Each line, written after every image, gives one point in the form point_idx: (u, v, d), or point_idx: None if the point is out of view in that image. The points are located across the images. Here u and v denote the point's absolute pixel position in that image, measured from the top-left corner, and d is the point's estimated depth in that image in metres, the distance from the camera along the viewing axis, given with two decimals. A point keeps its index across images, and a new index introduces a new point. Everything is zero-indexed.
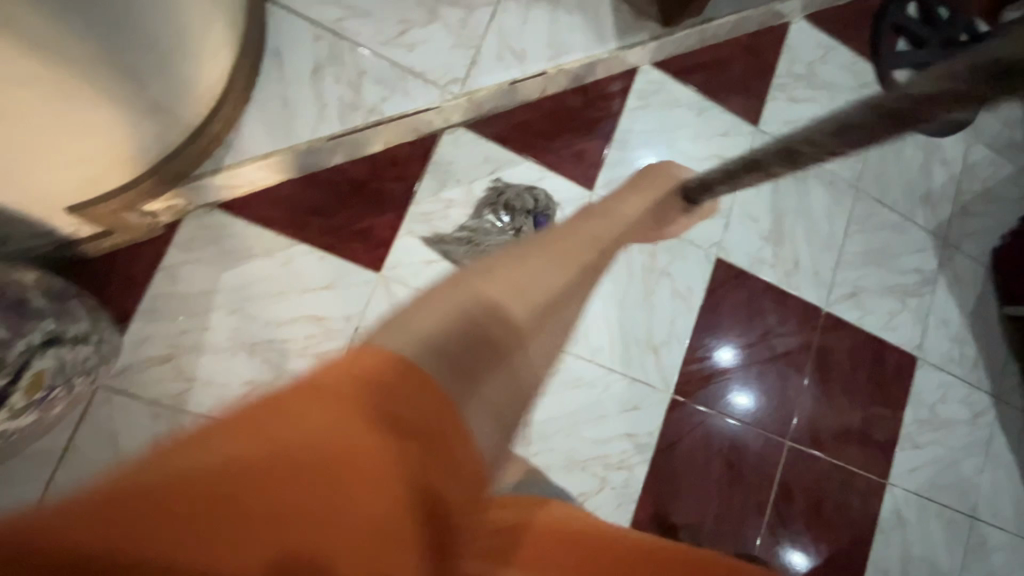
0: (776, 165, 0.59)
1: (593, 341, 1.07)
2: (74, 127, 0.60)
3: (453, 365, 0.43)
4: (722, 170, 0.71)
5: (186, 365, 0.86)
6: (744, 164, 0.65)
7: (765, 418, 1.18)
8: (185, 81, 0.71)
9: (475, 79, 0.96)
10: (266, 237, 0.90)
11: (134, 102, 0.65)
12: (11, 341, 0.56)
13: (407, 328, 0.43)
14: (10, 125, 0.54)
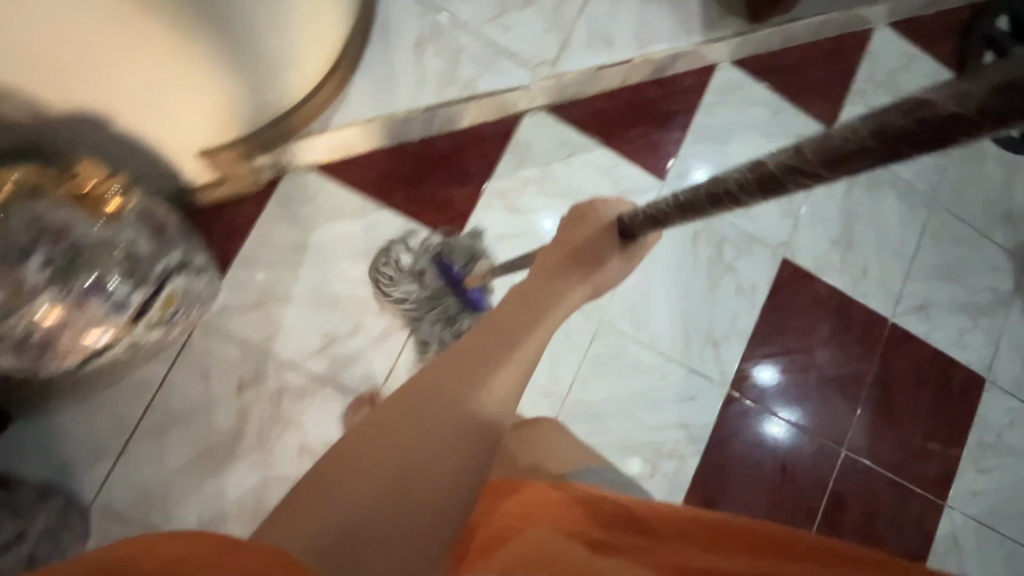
0: (750, 197, 0.50)
1: (654, 329, 1.08)
2: (216, 56, 0.65)
3: (340, 556, 0.38)
4: (679, 203, 0.59)
5: (275, 313, 0.92)
6: (711, 194, 0.54)
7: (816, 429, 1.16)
8: (309, 32, 0.75)
9: (564, 64, 0.99)
10: (356, 200, 0.95)
11: (268, 41, 0.69)
12: (156, 256, 0.59)
13: (299, 526, 0.40)
14: (165, 38, 0.59)
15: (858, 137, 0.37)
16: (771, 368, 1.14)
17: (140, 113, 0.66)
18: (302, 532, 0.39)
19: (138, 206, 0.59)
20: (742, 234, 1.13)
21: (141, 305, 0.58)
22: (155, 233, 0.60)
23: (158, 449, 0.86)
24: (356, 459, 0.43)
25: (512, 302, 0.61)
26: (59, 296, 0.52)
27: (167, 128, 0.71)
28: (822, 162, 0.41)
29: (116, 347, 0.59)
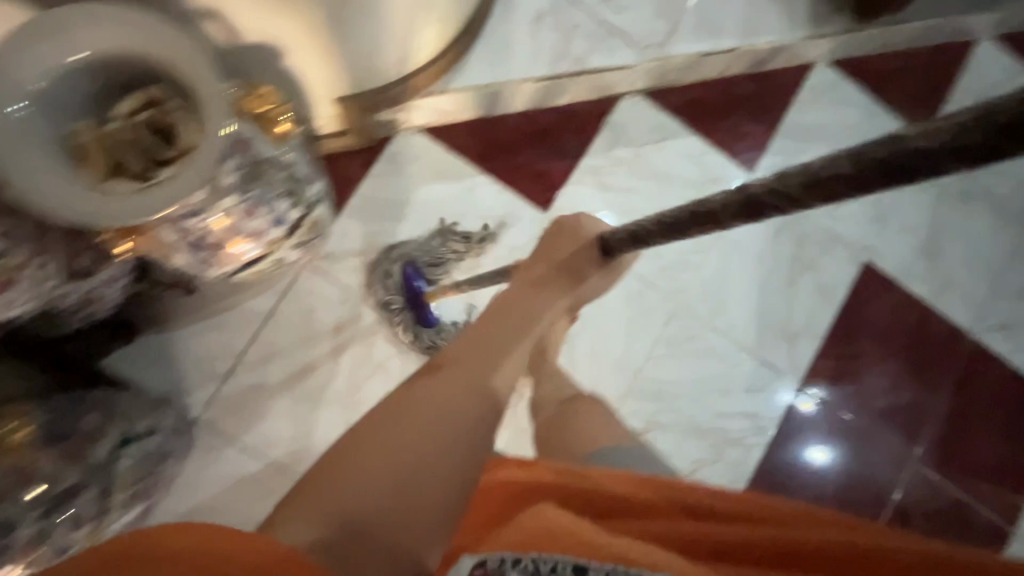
0: (730, 221, 0.44)
1: (730, 317, 1.09)
2: (384, 12, 0.68)
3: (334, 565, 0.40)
4: (661, 223, 0.52)
5: (375, 262, 0.97)
6: (688, 215, 0.48)
7: (871, 455, 1.12)
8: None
9: (673, 46, 1.01)
10: (457, 163, 1.00)
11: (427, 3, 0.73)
12: (310, 181, 0.65)
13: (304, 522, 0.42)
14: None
15: (837, 163, 0.34)
16: (812, 397, 1.11)
17: (305, 55, 0.69)
18: (300, 528, 0.42)
19: (299, 133, 0.63)
20: (825, 233, 1.13)
21: (294, 221, 0.64)
22: (308, 160, 0.65)
23: (259, 376, 0.92)
24: (351, 463, 0.46)
25: (491, 313, 0.61)
26: (236, 201, 0.56)
27: (316, 73, 0.74)
28: (800, 189, 0.37)
29: (265, 258, 0.66)
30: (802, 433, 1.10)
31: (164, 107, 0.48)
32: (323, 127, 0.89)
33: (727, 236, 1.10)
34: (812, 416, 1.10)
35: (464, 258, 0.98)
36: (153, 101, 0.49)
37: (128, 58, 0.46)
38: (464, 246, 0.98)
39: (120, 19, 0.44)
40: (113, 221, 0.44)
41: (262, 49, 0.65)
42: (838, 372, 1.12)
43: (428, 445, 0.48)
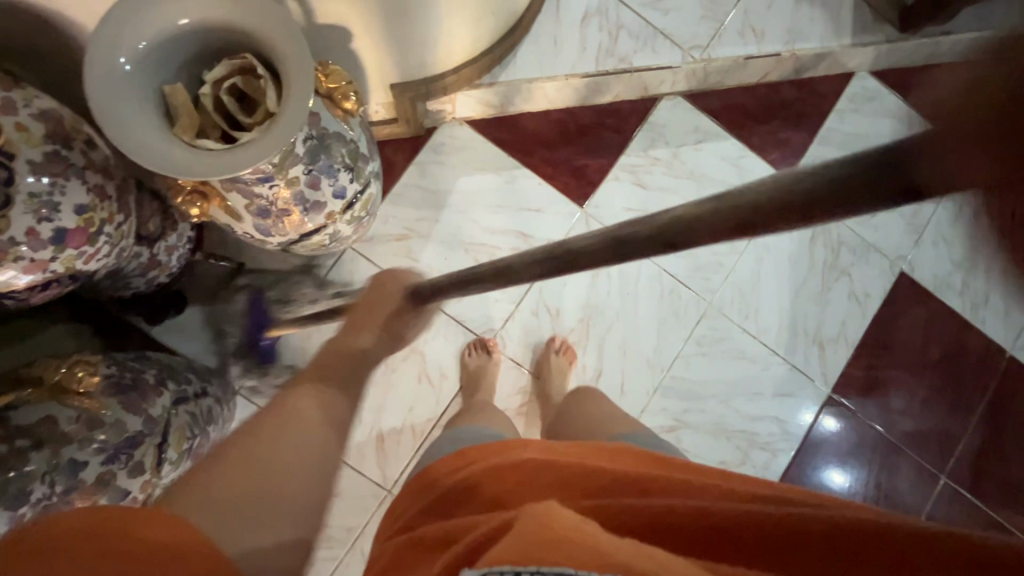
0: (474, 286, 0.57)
1: (762, 320, 1.09)
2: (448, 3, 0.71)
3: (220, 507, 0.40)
4: (448, 278, 0.64)
5: (414, 247, 1.00)
6: (463, 278, 0.60)
7: (893, 477, 1.10)
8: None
9: (717, 49, 1.02)
10: (499, 156, 1.03)
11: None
12: (370, 159, 0.68)
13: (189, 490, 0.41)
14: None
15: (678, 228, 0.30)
16: (836, 416, 1.10)
17: (369, 39, 0.72)
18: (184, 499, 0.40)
19: (362, 113, 0.66)
20: (861, 241, 1.13)
21: (352, 197, 0.67)
22: (369, 138, 0.68)
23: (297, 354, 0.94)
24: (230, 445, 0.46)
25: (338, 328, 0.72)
26: (304, 170, 0.59)
27: (376, 57, 0.77)
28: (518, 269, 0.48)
29: (322, 230, 0.68)
30: (823, 450, 1.09)
31: (252, 75, 0.51)
32: (374, 113, 0.92)
33: (763, 239, 1.10)
34: (833, 435, 1.09)
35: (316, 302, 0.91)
36: (242, 69, 0.51)
37: (227, 28, 0.49)
38: (319, 293, 0.94)
39: None
40: (210, 176, 0.46)
41: (332, 30, 0.69)
42: (867, 391, 1.11)
43: (302, 416, 0.51)
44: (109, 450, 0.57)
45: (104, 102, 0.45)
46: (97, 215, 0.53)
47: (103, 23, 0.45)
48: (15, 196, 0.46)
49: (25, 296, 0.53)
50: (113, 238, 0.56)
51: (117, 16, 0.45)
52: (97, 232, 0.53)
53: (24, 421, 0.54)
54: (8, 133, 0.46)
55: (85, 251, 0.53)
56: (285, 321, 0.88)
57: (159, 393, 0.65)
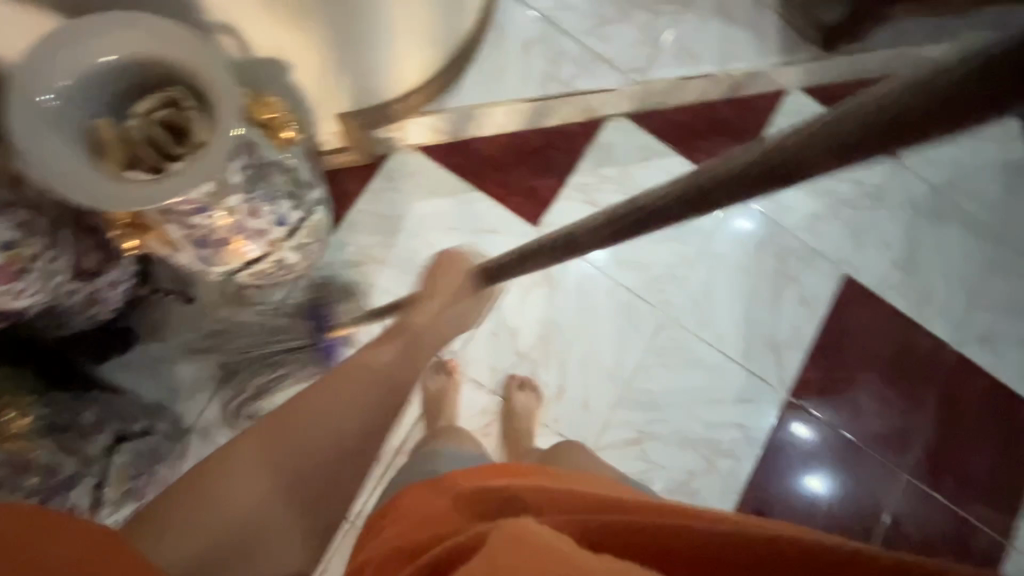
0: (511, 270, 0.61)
1: (716, 328, 1.12)
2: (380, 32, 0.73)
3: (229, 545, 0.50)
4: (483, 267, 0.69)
5: (370, 273, 1.00)
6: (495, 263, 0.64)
7: (879, 480, 1.13)
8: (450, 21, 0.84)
9: (653, 72, 1.09)
10: (452, 180, 1.04)
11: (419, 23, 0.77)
12: (312, 186, 0.69)
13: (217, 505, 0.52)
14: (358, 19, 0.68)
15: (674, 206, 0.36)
16: (807, 424, 1.12)
17: (310, 71, 0.74)
18: (192, 533, 0.49)
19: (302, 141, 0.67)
20: (807, 248, 1.18)
21: (295, 223, 0.67)
22: (311, 165, 0.69)
23: (255, 386, 0.93)
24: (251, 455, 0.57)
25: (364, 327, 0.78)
26: (242, 200, 0.60)
27: (319, 89, 0.79)
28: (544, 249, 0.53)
29: (266, 257, 0.68)
30: (802, 460, 1.11)
31: (181, 107, 0.52)
32: (324, 143, 0.94)
33: (713, 250, 1.14)
34: (812, 445, 1.12)
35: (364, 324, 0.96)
36: (172, 103, 0.53)
37: (156, 63, 0.50)
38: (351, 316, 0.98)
39: (153, 29, 0.48)
40: (123, 206, 0.46)
41: (271, 64, 0.70)
42: (833, 397, 1.14)
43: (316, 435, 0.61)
44: None
45: (24, 135, 0.46)
46: (24, 251, 0.52)
47: (29, 60, 0.46)
48: None
49: None
50: (44, 274, 0.56)
51: (40, 53, 0.46)
52: (25, 269, 0.53)
53: None
54: None
55: (12, 287, 0.53)
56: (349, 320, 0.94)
57: None
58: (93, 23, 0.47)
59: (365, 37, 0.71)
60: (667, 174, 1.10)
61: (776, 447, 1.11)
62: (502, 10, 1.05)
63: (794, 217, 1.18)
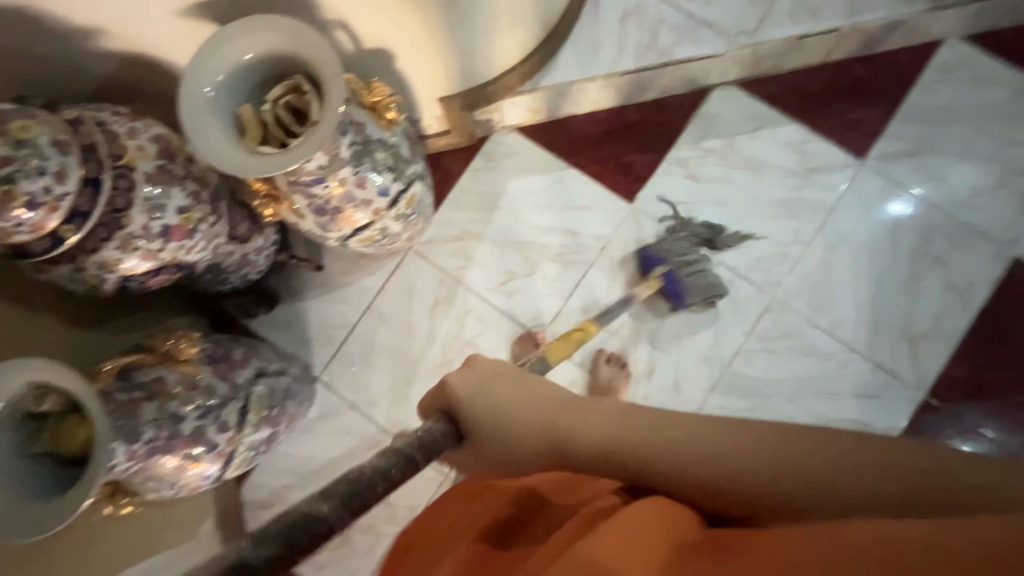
0: None
1: (836, 314, 1.01)
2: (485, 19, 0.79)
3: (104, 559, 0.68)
4: None
5: (468, 246, 1.06)
6: None
7: None
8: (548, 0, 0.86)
9: (765, 31, 1.00)
10: (547, 158, 1.07)
11: (519, 7, 0.81)
12: (411, 163, 0.77)
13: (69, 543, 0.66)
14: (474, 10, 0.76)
15: None
16: (956, 433, 0.96)
17: (415, 60, 0.82)
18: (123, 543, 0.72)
19: (404, 122, 0.76)
20: (959, 224, 1.00)
21: (395, 194, 0.75)
22: (411, 143, 0.77)
23: (369, 345, 1.05)
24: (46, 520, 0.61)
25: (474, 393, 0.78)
26: (350, 171, 0.69)
27: (420, 75, 0.86)
28: None
29: (371, 226, 0.78)
30: None
31: (303, 91, 0.63)
32: (429, 127, 1.02)
33: (837, 226, 1.02)
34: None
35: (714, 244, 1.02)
36: (295, 89, 0.63)
37: (276, 55, 0.61)
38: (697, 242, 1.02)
39: (269, 25, 0.58)
40: (272, 172, 0.57)
41: (380, 53, 0.79)
42: (1004, 406, 0.97)
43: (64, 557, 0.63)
44: (203, 408, 0.70)
45: (192, 120, 0.58)
46: (194, 214, 0.66)
47: (196, 60, 0.57)
48: (134, 200, 0.60)
49: (141, 281, 0.67)
50: (207, 235, 0.69)
51: (204, 55, 0.57)
52: (194, 229, 0.67)
53: (142, 378, 0.67)
54: (130, 152, 0.61)
55: (184, 244, 0.66)
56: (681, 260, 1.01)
57: (242, 366, 0.77)
58: (225, 30, 0.58)
59: (456, 14, 0.74)
60: (807, 153, 1.02)
61: None
62: None
63: (945, 190, 1.01)
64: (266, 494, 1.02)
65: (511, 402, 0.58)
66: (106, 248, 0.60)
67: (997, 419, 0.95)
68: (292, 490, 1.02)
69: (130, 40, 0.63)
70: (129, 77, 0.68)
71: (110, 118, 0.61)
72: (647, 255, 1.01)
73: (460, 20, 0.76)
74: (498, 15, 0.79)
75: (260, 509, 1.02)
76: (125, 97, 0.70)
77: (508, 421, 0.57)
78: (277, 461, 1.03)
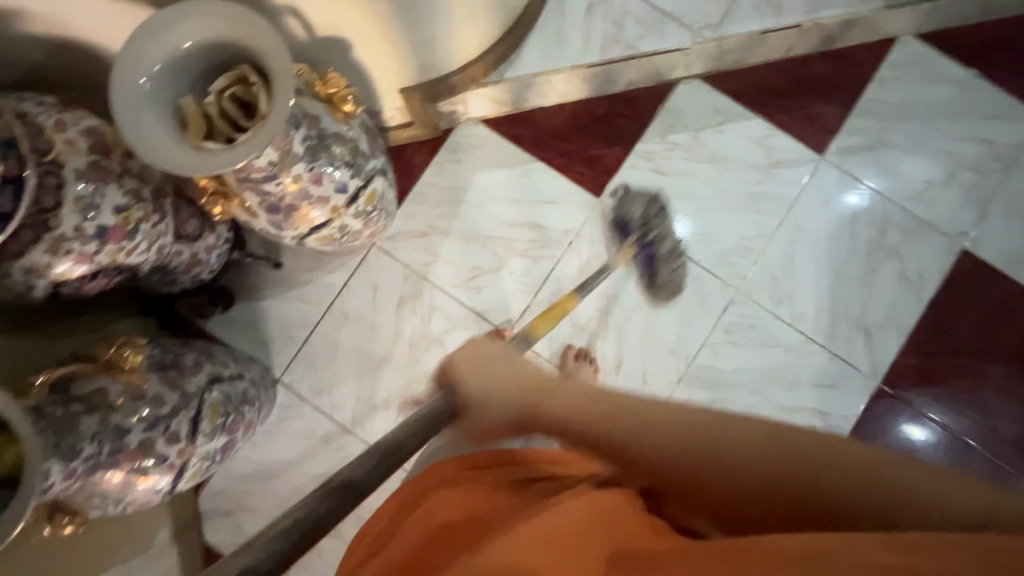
0: None
1: (797, 306, 1.03)
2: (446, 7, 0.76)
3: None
4: None
5: (434, 242, 1.04)
6: None
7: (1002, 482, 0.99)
8: None
9: (729, 26, 1.02)
10: (514, 151, 1.05)
11: None
12: (371, 158, 0.73)
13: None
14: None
15: None
16: (907, 417, 1.01)
17: (373, 49, 0.78)
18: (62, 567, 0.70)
19: (362, 114, 0.72)
20: (912, 217, 1.04)
21: (355, 190, 0.72)
22: (370, 137, 0.73)
23: (332, 344, 1.02)
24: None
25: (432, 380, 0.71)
26: (305, 168, 0.65)
27: (380, 65, 0.83)
28: None
29: (330, 223, 0.75)
30: None
31: (250, 83, 0.59)
32: (391, 118, 0.98)
33: (798, 220, 1.04)
34: (930, 452, 1.00)
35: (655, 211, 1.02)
36: (241, 80, 0.59)
37: (219, 43, 0.57)
38: (642, 215, 1.01)
39: (211, 11, 0.54)
40: (215, 170, 0.54)
41: (336, 41, 0.75)
42: (952, 391, 1.01)
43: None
44: (151, 419, 0.65)
45: (124, 113, 0.53)
46: (134, 214, 0.61)
47: (127, 47, 0.53)
48: (65, 199, 0.56)
49: (78, 286, 0.62)
50: (150, 236, 0.65)
51: (136, 43, 0.53)
52: (135, 229, 0.62)
53: (80, 390, 0.62)
54: (58, 147, 0.56)
55: (125, 245, 0.62)
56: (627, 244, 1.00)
57: (195, 372, 0.73)
58: (162, 14, 0.54)
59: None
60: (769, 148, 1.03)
61: (875, 439, 1.01)
62: None
63: (899, 184, 1.04)
64: (227, 501, 0.99)
65: (488, 365, 0.61)
66: (34, 252, 0.55)
67: (946, 404, 1.00)
68: (254, 495, 0.99)
69: (55, 24, 0.58)
70: (56, 64, 0.63)
71: (34, 111, 0.56)
72: (620, 226, 1.01)
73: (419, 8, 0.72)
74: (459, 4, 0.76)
75: (221, 516, 0.98)
76: (53, 86, 0.65)
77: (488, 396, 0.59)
78: (237, 467, 0.99)
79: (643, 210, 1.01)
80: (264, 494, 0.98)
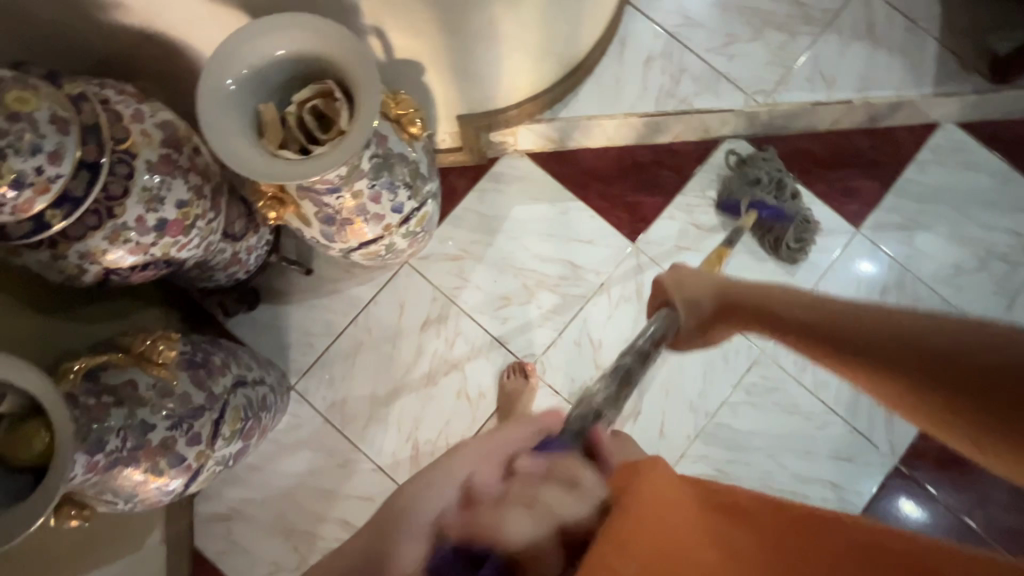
0: None
1: (820, 374, 1.03)
2: (520, 48, 0.77)
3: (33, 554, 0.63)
4: None
5: (467, 267, 1.04)
6: None
7: None
8: (582, 33, 0.85)
9: (781, 93, 1.03)
10: (556, 187, 1.06)
11: (553, 39, 0.80)
12: (428, 182, 0.74)
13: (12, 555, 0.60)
14: (510, 39, 0.74)
15: None
16: (917, 500, 1.00)
17: (441, 76, 0.80)
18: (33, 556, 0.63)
19: (425, 138, 0.73)
20: (941, 299, 1.04)
21: (409, 212, 0.73)
22: (430, 160, 0.74)
23: (351, 355, 1.01)
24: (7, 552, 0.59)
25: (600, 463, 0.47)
26: (367, 185, 0.65)
27: (442, 90, 0.84)
28: None
29: (379, 240, 0.75)
30: None
31: (332, 97, 0.60)
32: (442, 141, 0.99)
33: (830, 288, 1.04)
34: (930, 534, 0.98)
35: (786, 195, 1.01)
36: (324, 93, 0.60)
37: (311, 56, 0.58)
38: (771, 174, 1.02)
39: (315, 26, 0.55)
40: (287, 179, 0.54)
41: (408, 64, 0.76)
42: (964, 480, 1.00)
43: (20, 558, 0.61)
44: (174, 417, 0.64)
45: (207, 113, 0.54)
46: (193, 210, 0.61)
47: (220, 52, 0.54)
48: (132, 188, 0.55)
49: (126, 275, 0.62)
50: (203, 232, 0.65)
51: (231, 48, 0.54)
52: (191, 225, 0.62)
53: (110, 381, 0.60)
54: (134, 137, 0.56)
55: (179, 240, 0.62)
56: (749, 156, 1.04)
57: (222, 373, 0.72)
58: (266, 21, 0.55)
59: (493, 36, 0.72)
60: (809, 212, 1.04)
61: (885, 519, 0.99)
62: (626, 23, 1.04)
63: (930, 265, 1.05)
64: (222, 507, 0.96)
65: (688, 281, 0.65)
66: (93, 238, 0.55)
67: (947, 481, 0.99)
68: (250, 504, 0.96)
69: (150, 18, 0.59)
70: (140, 55, 0.64)
71: (116, 99, 0.56)
72: (728, 206, 1.03)
73: (495, 45, 0.74)
74: (533, 44, 0.78)
75: (213, 521, 0.95)
76: (129, 76, 0.66)
77: (712, 285, 0.63)
78: (239, 474, 0.96)
79: (766, 176, 1.01)
80: (259, 507, 0.96)
